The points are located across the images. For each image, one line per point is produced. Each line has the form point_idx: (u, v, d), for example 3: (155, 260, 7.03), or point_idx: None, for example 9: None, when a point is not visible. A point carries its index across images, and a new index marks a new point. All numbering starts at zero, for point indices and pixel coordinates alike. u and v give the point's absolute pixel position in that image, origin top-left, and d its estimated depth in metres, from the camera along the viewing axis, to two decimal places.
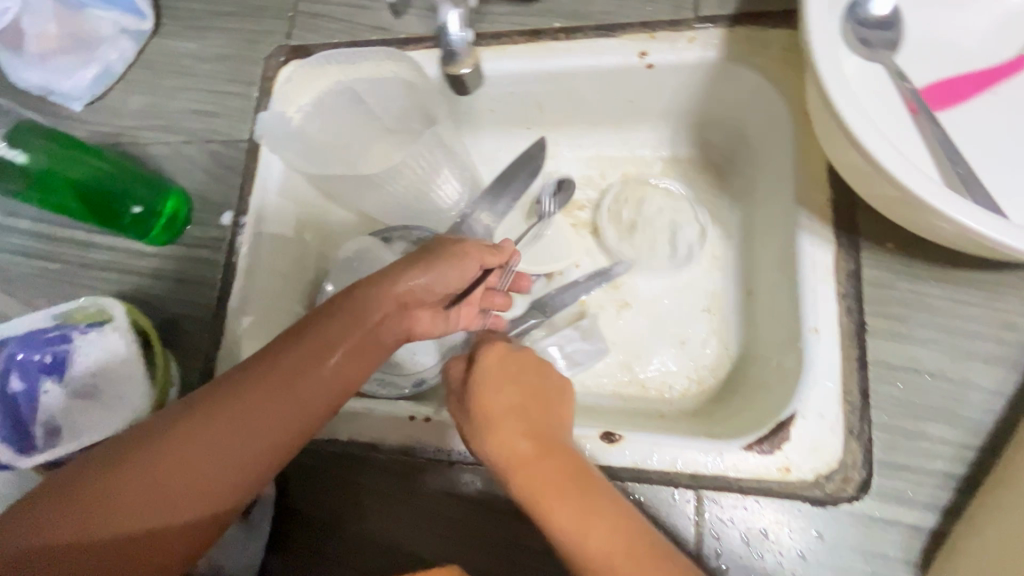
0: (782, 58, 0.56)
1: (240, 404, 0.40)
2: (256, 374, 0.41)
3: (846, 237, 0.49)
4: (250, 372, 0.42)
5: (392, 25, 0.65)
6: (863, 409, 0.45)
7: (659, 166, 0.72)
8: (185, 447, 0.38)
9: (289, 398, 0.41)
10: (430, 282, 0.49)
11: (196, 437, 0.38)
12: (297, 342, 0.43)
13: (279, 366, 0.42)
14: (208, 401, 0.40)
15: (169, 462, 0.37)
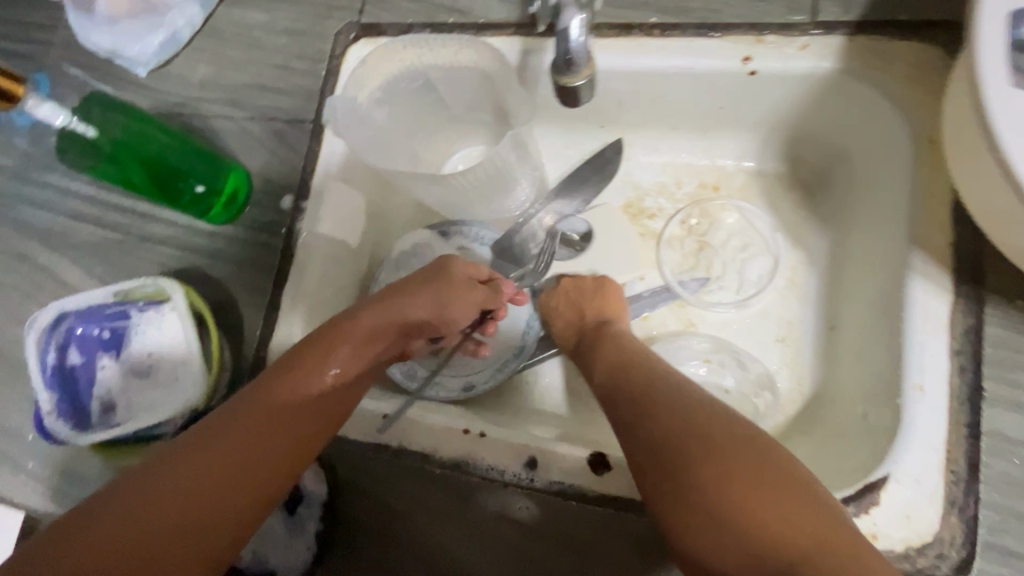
0: (908, 76, 0.50)
1: (253, 417, 0.41)
2: (263, 392, 0.43)
3: (966, 288, 0.44)
4: (257, 393, 0.43)
5: (472, 8, 0.60)
6: (969, 481, 0.41)
7: (741, 179, 0.67)
8: (197, 462, 0.38)
9: (301, 411, 0.43)
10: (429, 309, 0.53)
11: (210, 452, 0.39)
12: (299, 359, 0.46)
13: (285, 381, 0.44)
14: (221, 422, 0.41)
15: (189, 473, 0.37)
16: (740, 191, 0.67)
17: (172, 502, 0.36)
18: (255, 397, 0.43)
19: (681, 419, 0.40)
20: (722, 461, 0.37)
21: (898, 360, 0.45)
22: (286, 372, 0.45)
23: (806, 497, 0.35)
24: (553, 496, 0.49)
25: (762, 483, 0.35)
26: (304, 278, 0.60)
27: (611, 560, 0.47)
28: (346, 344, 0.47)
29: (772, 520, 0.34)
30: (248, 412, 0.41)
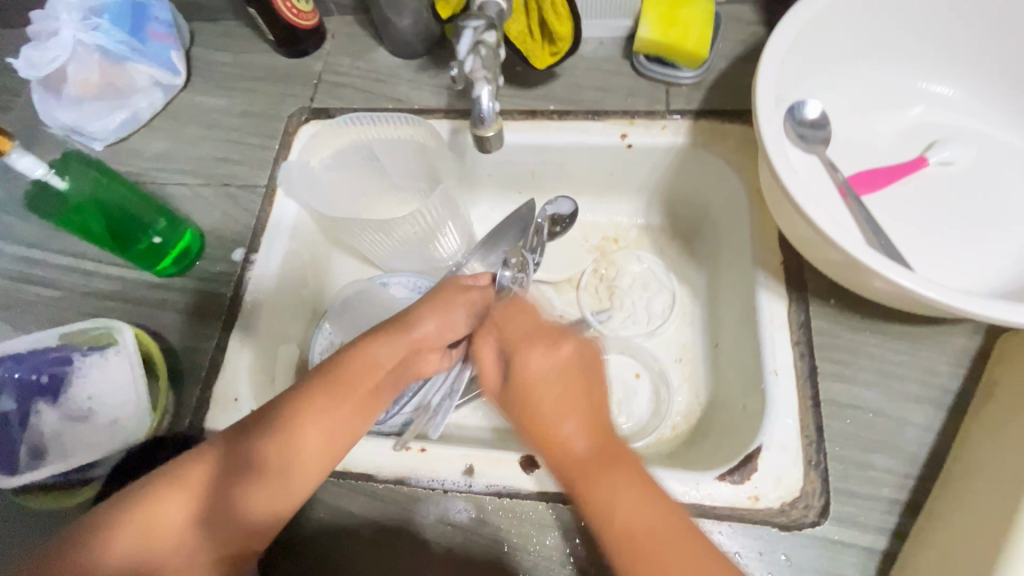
0: (739, 147, 0.67)
1: (235, 451, 0.47)
2: (248, 425, 0.48)
3: (797, 294, 0.57)
4: (247, 421, 0.49)
5: (408, 97, 0.74)
6: (818, 441, 0.51)
7: (635, 233, 0.81)
8: (189, 482, 0.46)
9: (309, 437, 0.47)
10: (440, 328, 0.54)
11: (201, 472, 0.46)
12: (282, 403, 0.49)
13: (265, 420, 0.48)
14: (231, 439, 0.47)
15: (203, 487, 0.46)
16: (635, 242, 0.81)
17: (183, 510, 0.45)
18: (246, 423, 0.48)
19: (562, 434, 0.45)
20: (587, 469, 0.43)
21: (758, 355, 0.57)
22: (271, 407, 0.49)
23: (655, 488, 0.43)
24: (489, 498, 0.53)
25: (633, 498, 0.42)
26: (252, 322, 0.64)
27: (546, 551, 0.51)
28: (327, 393, 0.49)
29: (642, 501, 0.42)
30: (233, 445, 0.47)
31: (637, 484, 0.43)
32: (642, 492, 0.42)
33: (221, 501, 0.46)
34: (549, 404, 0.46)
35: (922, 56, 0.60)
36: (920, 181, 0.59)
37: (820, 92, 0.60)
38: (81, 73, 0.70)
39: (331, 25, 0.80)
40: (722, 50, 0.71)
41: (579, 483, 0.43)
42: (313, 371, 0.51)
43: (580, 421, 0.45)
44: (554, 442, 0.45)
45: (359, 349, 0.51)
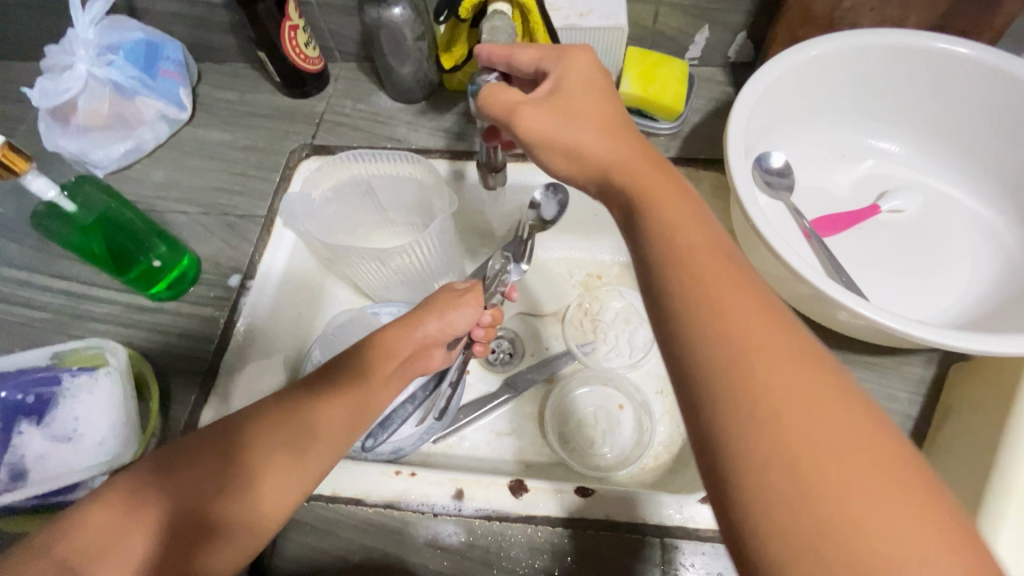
0: (713, 191, 0.73)
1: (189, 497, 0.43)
2: (207, 473, 0.45)
3: None
4: (204, 466, 0.45)
5: (406, 138, 0.79)
6: None
7: (618, 270, 0.85)
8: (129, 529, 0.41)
9: (305, 432, 0.48)
10: (443, 325, 0.59)
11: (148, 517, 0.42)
12: (244, 454, 0.46)
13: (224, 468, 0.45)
14: (216, 436, 0.47)
15: (179, 485, 0.44)
16: (618, 278, 0.85)
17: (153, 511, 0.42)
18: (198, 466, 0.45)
19: (724, 287, 0.34)
20: (748, 334, 0.32)
21: None
22: (231, 452, 0.46)
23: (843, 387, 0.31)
24: (478, 521, 0.54)
25: (822, 411, 0.29)
26: (246, 346, 0.65)
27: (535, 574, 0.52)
28: (324, 391, 0.51)
29: (850, 458, 0.28)
30: (184, 490, 0.44)
31: (852, 446, 0.28)
32: (854, 447, 0.28)
33: (196, 502, 0.43)
34: (733, 328, 0.32)
35: (871, 117, 0.67)
36: (876, 226, 0.65)
37: (783, 145, 0.67)
38: (90, 104, 0.73)
39: (334, 70, 0.86)
40: (695, 105, 0.78)
41: (763, 429, 0.29)
42: (272, 416, 0.49)
43: (736, 287, 0.34)
44: (699, 260, 0.35)
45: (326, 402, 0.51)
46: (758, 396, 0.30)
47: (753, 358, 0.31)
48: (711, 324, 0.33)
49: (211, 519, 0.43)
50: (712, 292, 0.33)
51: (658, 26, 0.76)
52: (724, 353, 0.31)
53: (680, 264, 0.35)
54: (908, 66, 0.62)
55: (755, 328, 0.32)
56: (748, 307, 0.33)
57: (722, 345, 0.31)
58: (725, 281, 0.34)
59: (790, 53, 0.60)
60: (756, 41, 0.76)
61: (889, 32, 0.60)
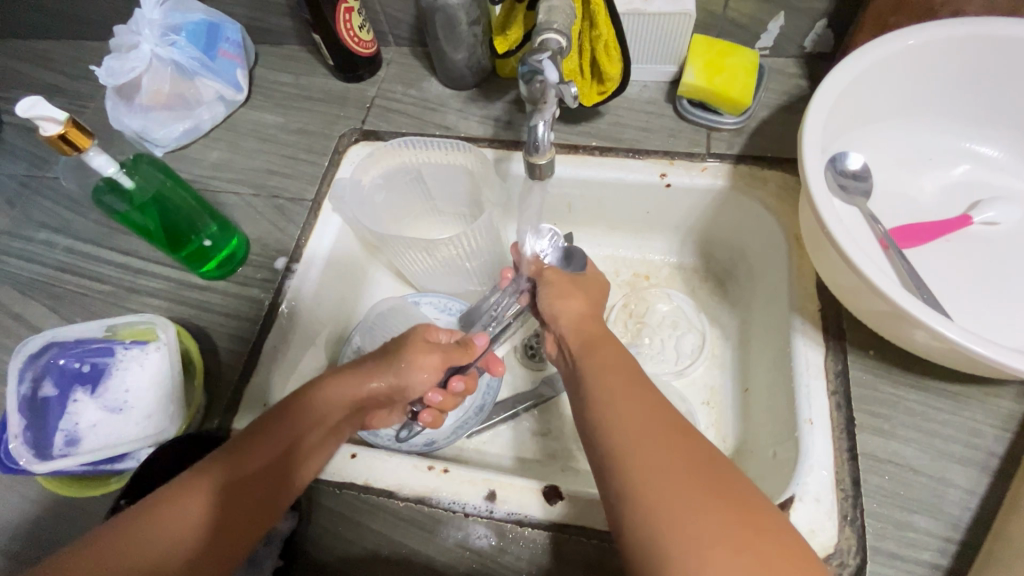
0: (778, 193, 0.67)
1: (251, 472, 0.48)
2: (263, 452, 0.49)
3: (834, 342, 0.56)
4: (261, 451, 0.49)
5: (455, 126, 0.77)
6: (855, 496, 0.49)
7: (667, 272, 0.81)
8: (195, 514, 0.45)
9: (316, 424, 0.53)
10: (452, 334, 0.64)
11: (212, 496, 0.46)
12: (291, 429, 0.51)
13: (279, 443, 0.50)
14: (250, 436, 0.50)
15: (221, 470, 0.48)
16: (667, 281, 0.81)
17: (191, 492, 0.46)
18: (248, 448, 0.49)
19: (634, 398, 0.47)
20: (642, 411, 0.45)
21: (791, 403, 0.56)
22: (281, 430, 0.51)
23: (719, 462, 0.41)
24: (510, 525, 0.53)
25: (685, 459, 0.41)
26: (290, 329, 0.65)
27: None
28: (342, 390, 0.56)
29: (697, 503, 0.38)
30: (244, 467, 0.48)
31: (722, 514, 0.37)
32: (725, 517, 0.37)
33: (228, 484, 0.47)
34: (630, 427, 0.44)
35: (968, 118, 0.61)
36: (966, 239, 0.58)
37: (862, 146, 0.61)
38: (153, 84, 0.75)
39: (387, 54, 0.85)
40: (764, 99, 0.73)
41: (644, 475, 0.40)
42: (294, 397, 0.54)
43: (640, 391, 0.47)
44: (617, 378, 0.49)
45: (348, 381, 0.56)
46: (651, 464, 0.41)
47: (652, 444, 0.42)
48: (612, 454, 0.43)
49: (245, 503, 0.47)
50: (624, 400, 0.47)
51: (728, 12, 0.70)
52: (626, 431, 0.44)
53: (606, 383, 0.49)
54: (1018, 60, 0.55)
55: (658, 420, 0.44)
56: (647, 408, 0.45)
57: (634, 452, 0.42)
58: (637, 388, 0.48)
59: (879, 43, 0.55)
60: (837, 30, 0.70)
61: (997, 23, 0.54)
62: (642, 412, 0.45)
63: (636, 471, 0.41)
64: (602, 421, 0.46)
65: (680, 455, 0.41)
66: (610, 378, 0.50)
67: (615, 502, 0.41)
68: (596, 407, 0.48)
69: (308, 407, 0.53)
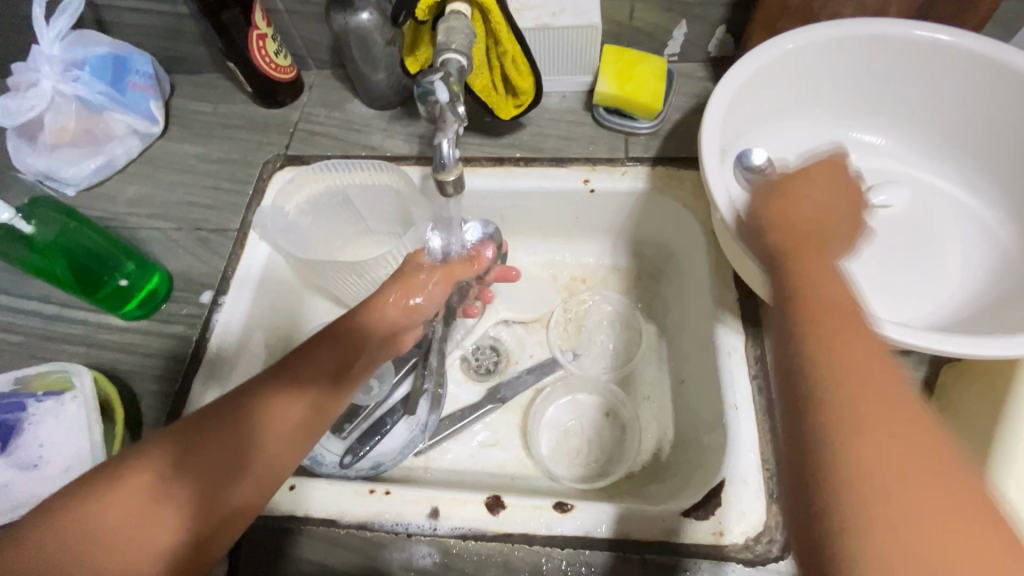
0: (694, 191, 0.71)
1: (209, 485, 0.45)
2: (218, 463, 0.46)
3: (752, 329, 0.59)
4: (217, 456, 0.46)
5: (382, 145, 0.77)
6: (778, 474, 0.52)
7: (602, 273, 0.83)
8: (152, 537, 0.42)
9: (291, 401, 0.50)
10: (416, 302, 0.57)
11: (172, 512, 0.43)
12: (247, 437, 0.47)
13: (235, 454, 0.46)
14: (207, 419, 0.47)
15: (165, 468, 0.45)
16: (602, 281, 0.83)
17: (114, 502, 0.42)
18: (203, 452, 0.46)
19: (858, 347, 0.34)
20: (895, 377, 0.33)
21: (717, 391, 0.58)
22: (234, 440, 0.47)
23: (941, 444, 0.30)
24: (454, 540, 0.53)
25: (903, 448, 0.30)
26: (221, 363, 0.64)
27: None
28: (310, 364, 0.52)
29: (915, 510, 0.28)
30: (203, 480, 0.45)
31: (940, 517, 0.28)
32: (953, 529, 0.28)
33: (173, 484, 0.44)
34: (865, 393, 0.32)
35: (853, 109, 0.65)
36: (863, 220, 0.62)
37: (763, 142, 0.65)
38: (57, 122, 0.72)
39: (308, 78, 0.84)
40: (675, 103, 0.76)
41: (847, 478, 0.30)
42: (246, 404, 0.48)
43: (871, 346, 0.34)
44: (839, 313, 0.35)
45: (310, 397, 0.51)
46: (858, 451, 0.30)
47: (890, 429, 0.30)
48: (813, 412, 0.32)
49: (196, 510, 0.44)
50: (842, 358, 0.33)
51: (635, 22, 0.74)
52: (829, 393, 0.32)
53: (850, 328, 0.34)
54: (889, 56, 0.59)
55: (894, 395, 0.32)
56: (882, 351, 0.34)
57: (847, 434, 0.31)
58: (870, 346, 0.34)
59: (765, 47, 0.58)
60: (735, 35, 0.74)
61: (867, 21, 0.58)
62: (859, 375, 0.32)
63: (848, 462, 0.30)
64: (812, 390, 0.33)
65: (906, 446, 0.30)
66: (839, 318, 0.35)
67: (811, 488, 0.31)
68: (812, 359, 0.34)
69: (266, 416, 0.48)
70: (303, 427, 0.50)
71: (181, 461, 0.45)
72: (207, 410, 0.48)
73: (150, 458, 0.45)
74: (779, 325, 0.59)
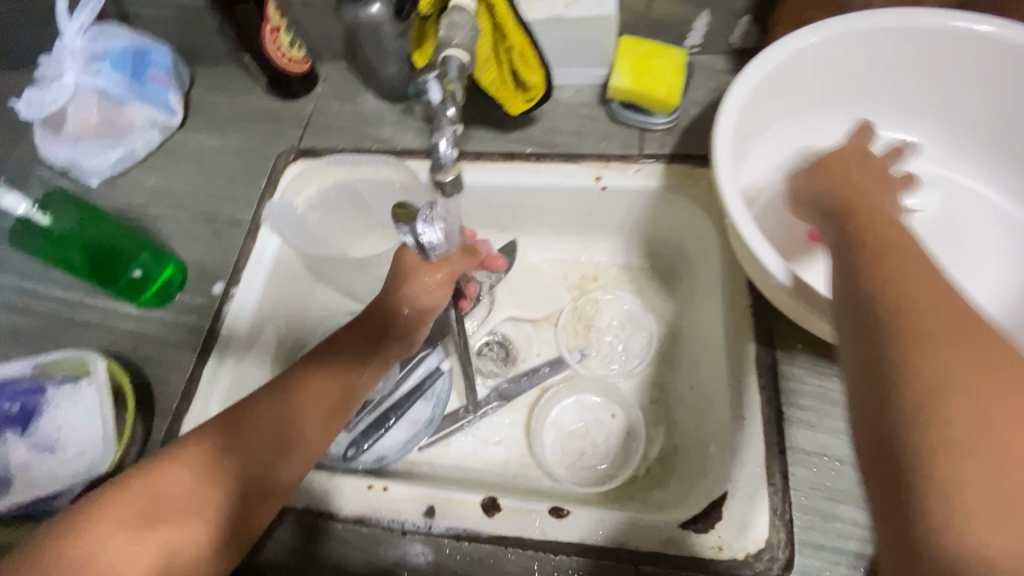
0: (710, 190, 0.68)
1: (250, 468, 0.48)
2: (259, 446, 0.49)
3: (764, 337, 0.57)
4: (259, 438, 0.49)
5: (393, 139, 0.77)
6: (784, 489, 0.50)
7: (614, 272, 0.81)
8: (203, 505, 0.47)
9: (325, 386, 0.53)
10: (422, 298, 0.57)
11: (218, 492, 0.47)
12: (284, 422, 0.50)
13: (275, 437, 0.50)
14: (253, 400, 0.51)
15: (217, 442, 0.49)
16: (614, 280, 0.81)
17: (175, 470, 0.47)
18: (247, 435, 0.49)
19: (957, 367, 0.32)
20: (973, 422, 0.30)
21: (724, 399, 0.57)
22: (276, 420, 0.50)
23: None
24: (448, 540, 0.53)
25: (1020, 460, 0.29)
26: (230, 355, 0.65)
27: None
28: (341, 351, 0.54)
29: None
30: (245, 461, 0.48)
31: None
32: None
33: (222, 458, 0.48)
34: (953, 422, 0.30)
35: (886, 107, 0.62)
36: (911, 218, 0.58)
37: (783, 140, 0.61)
38: (79, 114, 0.74)
39: (323, 69, 0.84)
40: (694, 97, 0.73)
41: (942, 487, 0.29)
42: (280, 392, 0.52)
43: (978, 379, 0.31)
44: (948, 348, 0.32)
45: (342, 378, 0.53)
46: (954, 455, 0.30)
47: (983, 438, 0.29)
48: (927, 444, 0.30)
49: (241, 484, 0.48)
50: (960, 380, 0.31)
51: (654, 13, 0.71)
52: (928, 407, 0.31)
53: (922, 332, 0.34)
54: (922, 48, 0.55)
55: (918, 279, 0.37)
56: (992, 388, 0.31)
57: (954, 442, 0.30)
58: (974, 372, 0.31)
59: (786, 40, 0.55)
60: (760, 26, 0.71)
61: (903, 13, 0.54)
62: (960, 363, 0.32)
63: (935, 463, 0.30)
64: (926, 438, 0.31)
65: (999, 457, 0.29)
66: (940, 350, 0.33)
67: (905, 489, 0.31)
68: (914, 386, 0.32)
69: (300, 402, 0.51)
70: (334, 410, 0.53)
71: (232, 436, 0.49)
72: (258, 392, 0.52)
73: (206, 432, 0.50)
74: (796, 333, 0.57)
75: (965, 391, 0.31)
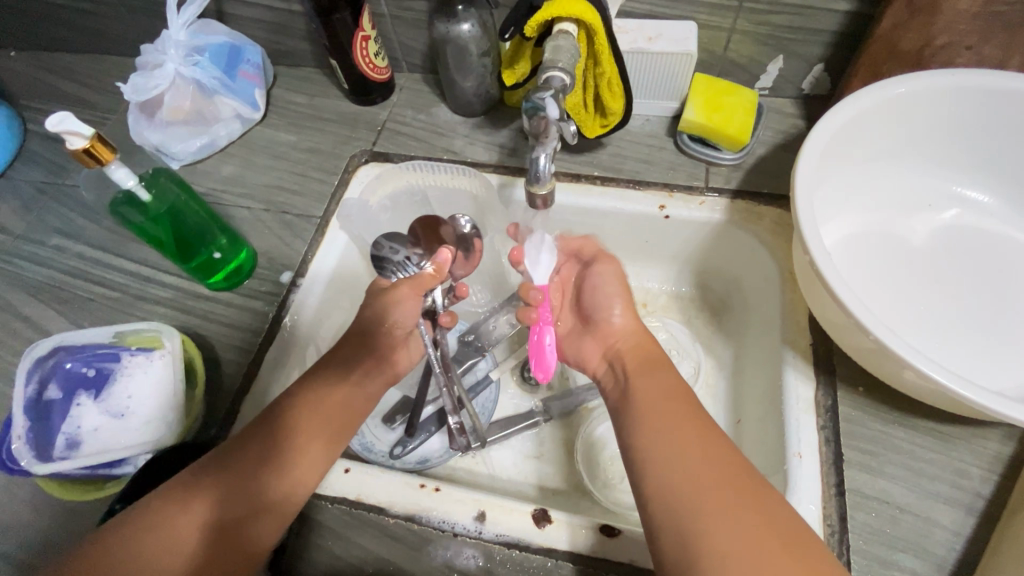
0: (774, 229, 0.69)
1: (238, 485, 0.50)
2: (249, 466, 0.51)
3: (825, 377, 0.57)
4: (245, 459, 0.51)
5: (462, 151, 0.80)
6: (841, 532, 0.50)
7: (664, 300, 0.82)
8: (188, 521, 0.48)
9: (309, 406, 0.55)
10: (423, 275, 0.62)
11: (204, 507, 0.48)
12: (274, 442, 0.52)
13: (269, 458, 0.51)
14: (252, 422, 0.54)
15: (213, 461, 0.51)
16: (664, 308, 0.82)
17: (176, 487, 0.50)
18: (240, 455, 0.51)
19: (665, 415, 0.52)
20: (675, 454, 0.48)
21: (780, 435, 0.56)
22: (267, 440, 0.52)
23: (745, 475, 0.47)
24: (498, 547, 0.53)
25: (706, 478, 0.46)
26: (291, 343, 0.67)
27: None
28: (336, 373, 0.57)
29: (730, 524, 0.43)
30: (233, 480, 0.50)
31: (746, 521, 0.43)
32: (757, 530, 0.43)
33: (216, 474, 0.50)
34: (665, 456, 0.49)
35: (959, 163, 0.63)
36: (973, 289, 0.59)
37: (854, 187, 0.62)
38: (174, 102, 0.78)
39: (400, 80, 0.88)
40: (762, 137, 0.75)
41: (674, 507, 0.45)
42: (275, 410, 0.54)
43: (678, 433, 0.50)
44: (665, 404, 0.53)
45: (331, 397, 0.56)
46: (666, 465, 0.48)
47: (679, 464, 0.48)
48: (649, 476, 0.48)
49: (230, 501, 0.49)
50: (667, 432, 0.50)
51: (729, 53, 0.73)
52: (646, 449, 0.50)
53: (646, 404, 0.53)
54: (999, 110, 0.57)
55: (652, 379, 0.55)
56: (684, 433, 0.50)
57: (657, 465, 0.48)
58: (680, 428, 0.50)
59: (870, 89, 0.57)
60: (833, 75, 0.73)
61: (984, 74, 0.56)
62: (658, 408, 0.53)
63: (664, 480, 0.47)
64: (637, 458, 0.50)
65: (703, 479, 0.46)
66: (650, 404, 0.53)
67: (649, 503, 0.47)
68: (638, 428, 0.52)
69: (289, 422, 0.53)
70: (321, 432, 0.54)
71: (227, 455, 0.51)
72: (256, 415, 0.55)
73: (208, 454, 0.52)
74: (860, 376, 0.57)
75: (656, 445, 0.50)
